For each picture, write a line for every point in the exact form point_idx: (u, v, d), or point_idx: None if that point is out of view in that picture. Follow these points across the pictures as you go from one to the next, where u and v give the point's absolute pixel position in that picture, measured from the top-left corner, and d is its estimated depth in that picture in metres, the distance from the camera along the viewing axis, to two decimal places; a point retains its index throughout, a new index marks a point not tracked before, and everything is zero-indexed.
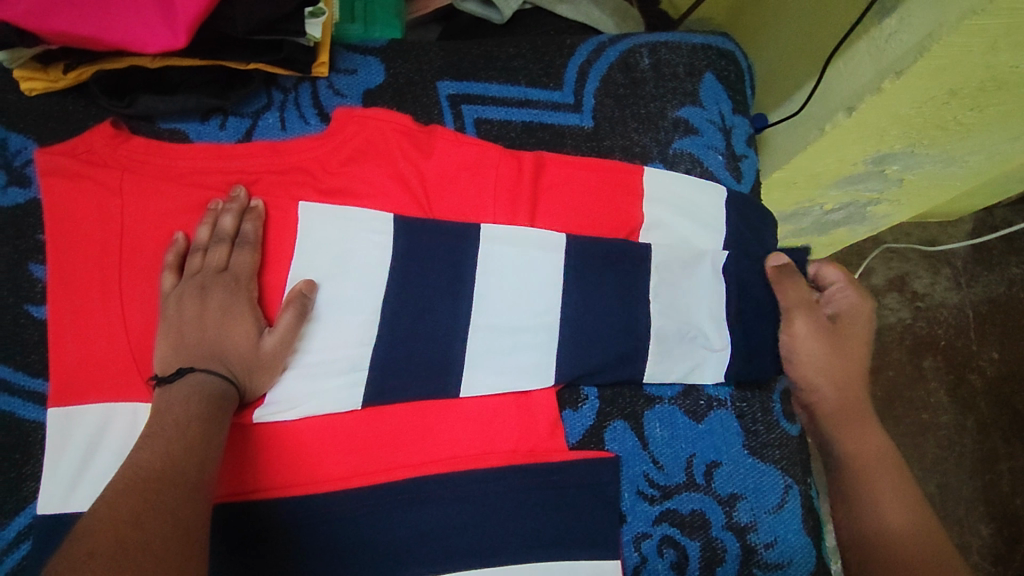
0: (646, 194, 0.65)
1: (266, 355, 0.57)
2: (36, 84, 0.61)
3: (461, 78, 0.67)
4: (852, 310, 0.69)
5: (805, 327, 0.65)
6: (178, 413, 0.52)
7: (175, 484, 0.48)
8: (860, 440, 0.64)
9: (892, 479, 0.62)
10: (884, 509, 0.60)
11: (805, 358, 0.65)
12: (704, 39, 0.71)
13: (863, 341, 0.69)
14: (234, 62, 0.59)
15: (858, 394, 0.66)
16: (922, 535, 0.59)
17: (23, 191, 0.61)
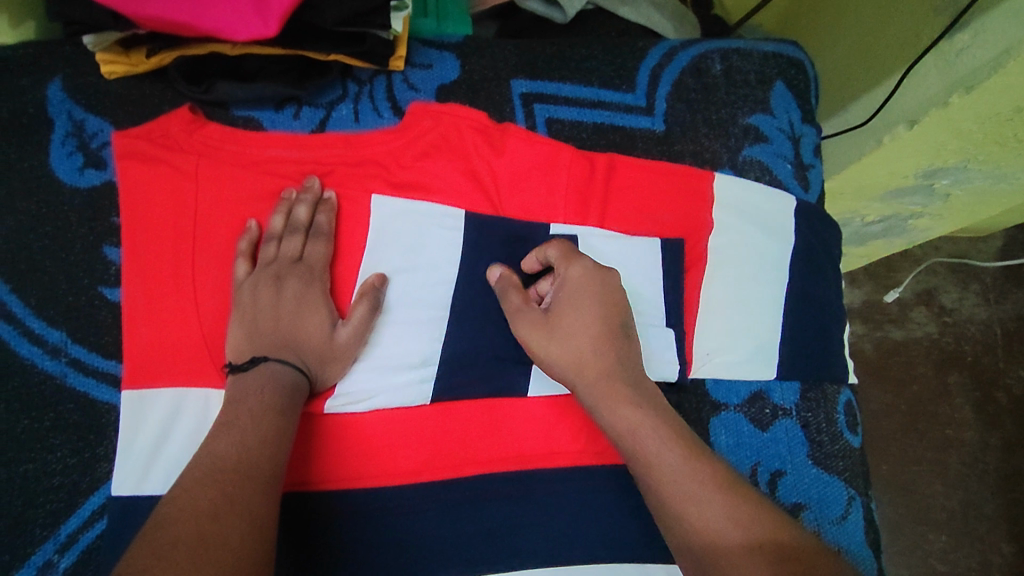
0: (717, 199, 0.65)
1: (339, 347, 0.57)
2: (117, 68, 0.61)
3: (535, 77, 0.67)
4: (573, 280, 0.55)
5: (528, 332, 0.55)
6: (253, 403, 0.52)
7: (249, 480, 0.48)
8: (625, 419, 0.52)
9: (674, 454, 0.50)
10: (671, 497, 0.48)
11: (550, 361, 0.55)
12: (775, 47, 0.71)
13: (601, 306, 0.55)
14: (315, 53, 0.59)
15: (604, 372, 0.53)
16: (732, 509, 0.47)
17: (99, 173, 0.61)
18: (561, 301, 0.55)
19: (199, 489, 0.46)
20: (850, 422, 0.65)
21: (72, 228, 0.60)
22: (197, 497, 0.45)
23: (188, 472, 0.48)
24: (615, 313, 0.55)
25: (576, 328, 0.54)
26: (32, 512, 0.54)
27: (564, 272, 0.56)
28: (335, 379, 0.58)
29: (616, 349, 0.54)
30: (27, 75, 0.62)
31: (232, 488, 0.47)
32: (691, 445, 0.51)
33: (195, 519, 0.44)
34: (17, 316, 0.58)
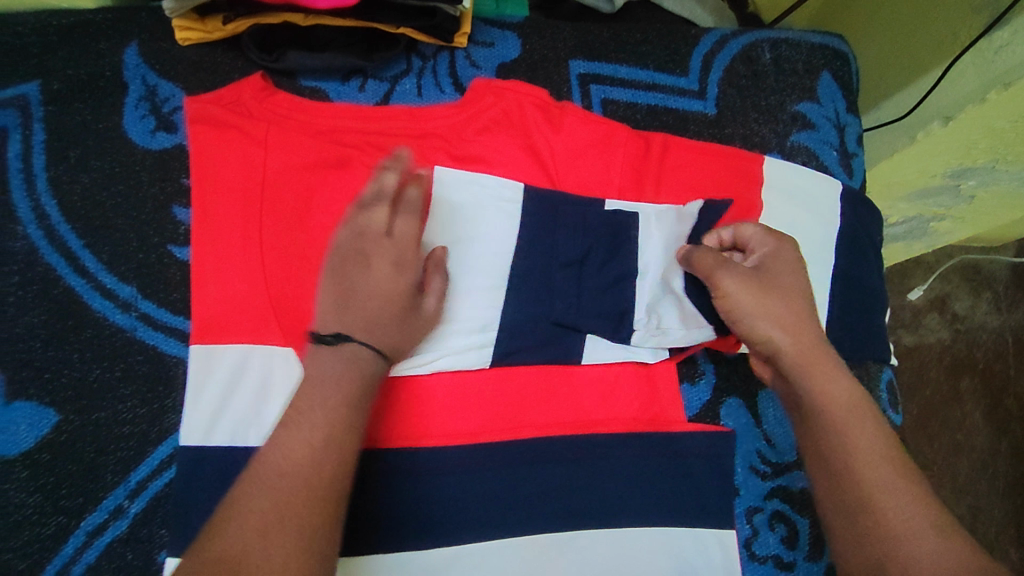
0: (766, 181, 0.68)
1: (422, 319, 0.56)
2: (191, 34, 0.63)
3: (593, 58, 0.69)
4: (778, 262, 0.59)
5: (738, 287, 0.57)
6: (324, 398, 0.49)
7: (312, 491, 0.45)
8: (825, 389, 0.55)
9: (880, 463, 0.52)
10: (864, 469, 0.51)
11: (754, 311, 0.57)
12: (822, 39, 0.74)
13: (806, 294, 0.59)
14: (386, 25, 0.62)
15: (808, 344, 0.57)
16: (931, 513, 0.49)
17: (170, 137, 0.63)
18: (772, 277, 0.58)
19: (259, 500, 0.44)
20: (890, 400, 0.67)
21: (144, 187, 0.62)
22: (256, 511, 0.44)
23: (254, 468, 0.46)
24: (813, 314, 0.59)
25: (786, 301, 0.58)
26: (103, 459, 0.55)
27: (781, 249, 0.60)
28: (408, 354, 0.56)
29: (815, 340, 0.57)
30: (105, 39, 0.63)
31: (299, 503, 0.45)
32: (885, 426, 0.55)
33: (247, 539, 0.42)
34: (89, 270, 0.59)
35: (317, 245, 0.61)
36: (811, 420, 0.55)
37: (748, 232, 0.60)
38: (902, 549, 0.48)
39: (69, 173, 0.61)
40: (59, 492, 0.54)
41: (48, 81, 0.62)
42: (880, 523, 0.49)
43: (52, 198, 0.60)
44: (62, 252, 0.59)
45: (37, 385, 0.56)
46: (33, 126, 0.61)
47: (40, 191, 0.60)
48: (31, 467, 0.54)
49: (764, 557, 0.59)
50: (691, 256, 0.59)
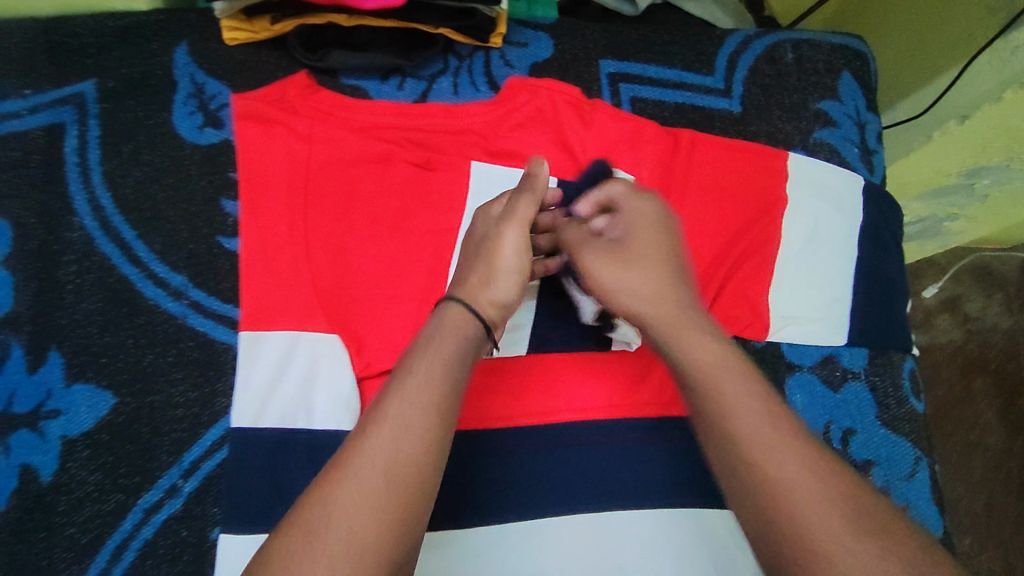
0: (789, 177, 0.70)
1: (500, 240, 0.54)
2: (239, 34, 0.66)
3: (622, 58, 0.72)
4: (638, 219, 0.54)
5: (595, 262, 0.53)
6: (430, 389, 0.45)
7: (401, 483, 0.41)
8: (695, 355, 0.48)
9: (748, 426, 0.43)
10: (741, 438, 0.43)
11: (619, 284, 0.52)
12: (842, 40, 0.76)
13: (670, 248, 0.54)
14: (426, 25, 0.64)
15: (676, 309, 0.50)
16: (820, 483, 0.41)
17: (217, 132, 0.65)
18: (630, 239, 0.54)
19: (342, 497, 0.40)
20: (913, 388, 0.68)
21: (193, 181, 0.64)
22: (342, 509, 0.39)
23: (338, 457, 0.42)
24: (680, 272, 0.53)
25: (645, 265, 0.52)
26: (159, 439, 0.58)
27: (637, 205, 0.56)
28: (515, 285, 0.53)
29: (677, 303, 0.51)
30: (157, 39, 0.66)
31: (388, 487, 0.40)
32: (755, 384, 0.46)
33: (331, 541, 0.38)
34: (142, 259, 0.62)
35: (358, 236, 0.63)
36: (693, 397, 0.47)
37: (614, 190, 0.57)
38: (806, 534, 0.39)
39: (122, 167, 0.64)
40: (119, 471, 0.57)
41: (103, 79, 0.64)
42: (785, 511, 0.40)
43: (106, 190, 0.63)
44: (116, 242, 0.62)
45: (96, 368, 0.59)
46: (89, 123, 0.64)
47: (95, 184, 0.63)
48: (92, 446, 0.57)
49: None
50: (564, 232, 0.57)
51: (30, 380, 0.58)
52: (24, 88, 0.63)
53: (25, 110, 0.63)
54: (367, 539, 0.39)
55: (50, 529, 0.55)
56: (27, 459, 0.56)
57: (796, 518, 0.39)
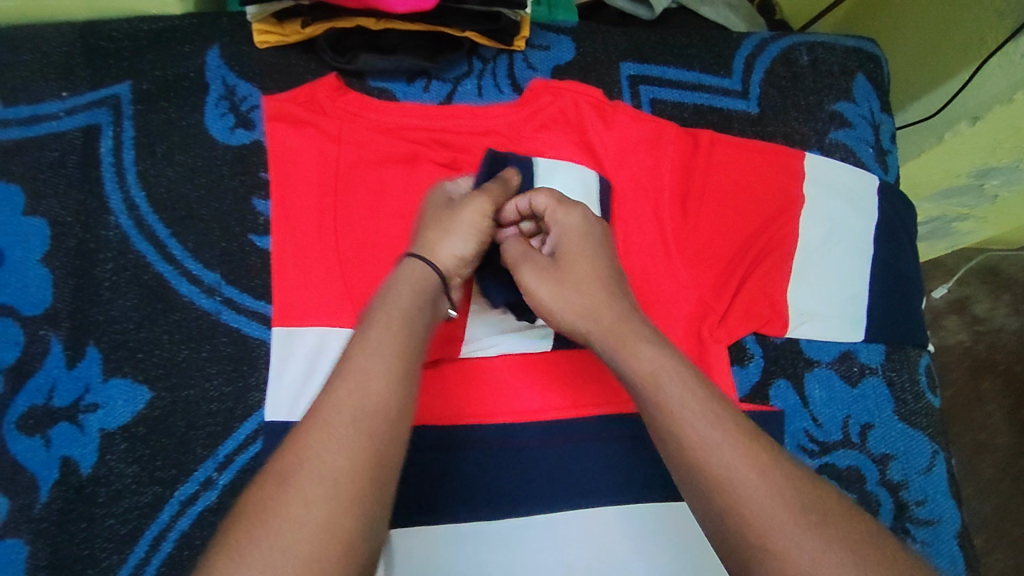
0: (807, 177, 0.71)
1: (466, 205, 0.56)
2: (270, 37, 0.67)
3: (642, 61, 0.73)
4: (573, 229, 0.56)
5: (536, 281, 0.55)
6: (391, 339, 0.45)
7: (372, 419, 0.42)
8: (640, 363, 0.48)
9: (694, 421, 0.44)
10: (691, 438, 0.44)
11: (557, 301, 0.53)
12: (856, 43, 0.77)
13: (604, 259, 0.55)
14: (453, 29, 0.66)
15: (616, 320, 0.51)
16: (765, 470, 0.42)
17: (248, 133, 0.67)
18: (565, 252, 0.55)
19: (316, 445, 0.40)
20: (929, 383, 0.69)
21: (225, 180, 0.66)
22: (316, 456, 0.40)
23: (307, 412, 0.42)
24: (616, 277, 0.55)
25: (583, 279, 0.53)
26: (194, 432, 0.59)
27: (565, 219, 0.56)
28: (470, 248, 0.55)
29: (618, 309, 0.52)
30: (189, 43, 0.67)
31: (360, 428, 0.41)
32: (700, 381, 0.47)
33: (309, 487, 0.39)
34: (176, 257, 0.64)
35: (386, 234, 0.65)
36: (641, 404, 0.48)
37: (540, 203, 0.57)
38: (760, 527, 0.40)
39: (156, 167, 0.65)
40: (156, 463, 0.58)
41: (137, 82, 0.66)
42: (729, 504, 0.41)
43: (140, 190, 0.65)
44: (151, 240, 0.64)
45: (132, 363, 0.61)
46: (124, 123, 0.66)
47: (130, 184, 0.65)
48: (129, 440, 0.59)
49: None
50: (506, 249, 0.58)
51: (69, 375, 0.60)
52: (60, 90, 0.65)
53: (62, 112, 0.65)
54: (344, 481, 0.39)
55: (91, 519, 0.56)
56: (67, 451, 0.58)
57: (744, 513, 0.40)
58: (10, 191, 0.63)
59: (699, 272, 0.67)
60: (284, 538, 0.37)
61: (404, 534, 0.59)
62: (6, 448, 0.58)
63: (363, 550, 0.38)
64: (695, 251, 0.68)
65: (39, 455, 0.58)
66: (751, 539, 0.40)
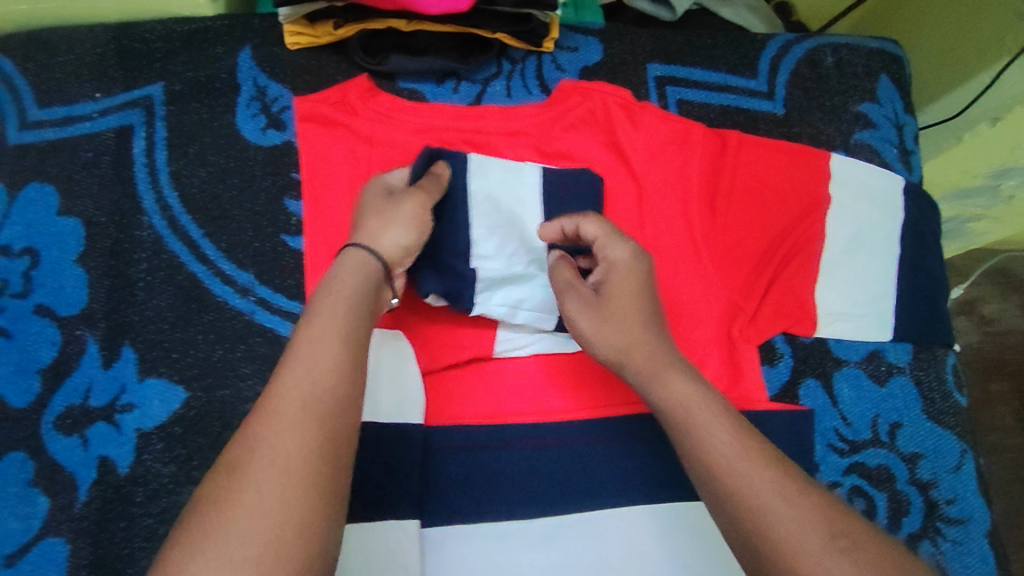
0: (833, 177, 0.71)
1: (404, 202, 0.56)
2: (301, 39, 0.68)
3: (669, 62, 0.74)
4: (621, 265, 0.57)
5: (577, 310, 0.57)
6: (337, 325, 0.46)
7: (318, 406, 0.42)
8: (674, 397, 0.51)
9: (723, 447, 0.47)
10: (719, 467, 0.46)
11: (598, 334, 0.56)
12: (880, 44, 0.78)
13: (649, 296, 0.57)
14: (484, 30, 0.66)
15: (653, 355, 0.54)
16: (792, 496, 0.44)
17: (280, 134, 0.67)
18: (609, 287, 0.57)
19: (266, 433, 0.40)
20: (955, 382, 0.70)
21: (257, 181, 0.66)
22: (267, 443, 0.40)
23: (258, 401, 0.43)
24: (656, 314, 0.57)
25: (625, 316, 0.55)
26: (231, 432, 0.60)
27: (615, 250, 0.58)
28: (414, 237, 0.55)
29: (655, 344, 0.55)
30: (220, 44, 0.68)
31: (308, 414, 0.41)
32: (728, 411, 0.50)
33: (260, 474, 0.39)
34: (209, 257, 0.64)
35: None
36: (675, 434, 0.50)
37: (591, 232, 0.59)
38: (785, 551, 0.41)
39: (188, 167, 0.66)
40: (192, 463, 0.59)
41: (170, 83, 0.67)
42: (759, 529, 0.43)
43: (174, 190, 0.65)
44: (185, 241, 0.64)
45: (167, 363, 0.61)
46: (156, 124, 0.66)
47: (163, 184, 0.65)
48: (166, 439, 0.59)
49: None
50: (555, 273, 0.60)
51: (106, 374, 0.60)
52: (94, 92, 0.66)
53: (96, 113, 0.66)
54: (296, 465, 0.39)
55: (130, 519, 0.57)
56: (104, 450, 0.58)
57: (770, 537, 0.42)
58: (46, 192, 0.64)
59: (729, 271, 0.68)
60: (235, 525, 0.37)
61: (437, 533, 0.59)
62: (43, 448, 0.58)
63: (318, 532, 0.39)
64: (725, 251, 0.68)
65: (77, 454, 0.58)
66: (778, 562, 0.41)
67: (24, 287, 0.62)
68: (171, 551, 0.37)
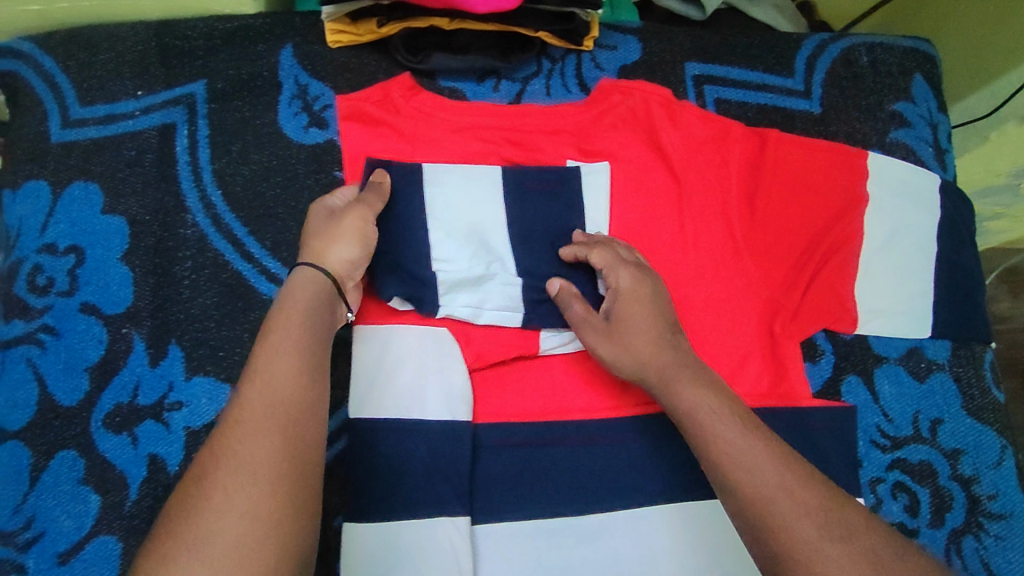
0: (871, 174, 0.71)
1: (347, 215, 0.57)
2: (343, 37, 0.68)
3: (706, 61, 0.74)
4: (627, 287, 0.59)
5: (595, 338, 0.58)
6: (294, 335, 0.48)
7: (282, 412, 0.45)
8: (691, 401, 0.54)
9: (733, 441, 0.51)
10: (730, 463, 0.50)
11: (617, 358, 0.57)
12: (913, 44, 0.78)
13: (661, 313, 0.59)
14: (527, 28, 0.67)
15: (673, 366, 0.56)
16: (793, 489, 0.47)
17: (322, 132, 0.67)
18: (620, 309, 0.59)
19: (231, 442, 0.43)
20: (993, 378, 0.70)
21: (299, 179, 0.66)
22: (234, 450, 0.42)
23: (224, 413, 0.45)
24: (670, 327, 0.59)
25: (640, 337, 0.57)
26: None
27: (620, 278, 0.60)
28: (359, 250, 0.56)
29: (673, 351, 0.57)
30: (262, 42, 0.68)
31: (273, 420, 0.44)
32: (740, 409, 0.54)
33: (228, 480, 0.41)
34: (254, 256, 0.64)
35: None
36: (692, 438, 0.53)
37: (599, 261, 0.61)
38: (794, 543, 0.45)
39: (231, 165, 0.66)
40: None
41: (212, 81, 0.66)
42: (768, 523, 0.46)
43: (217, 188, 0.65)
44: (229, 239, 0.64)
45: (214, 362, 0.61)
46: (198, 122, 0.66)
47: (206, 182, 0.65)
48: None
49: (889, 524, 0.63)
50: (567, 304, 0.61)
51: (153, 373, 0.60)
52: (136, 89, 0.66)
53: (138, 111, 0.65)
54: (261, 469, 0.42)
55: None
56: (154, 449, 0.58)
57: (778, 530, 0.46)
58: (89, 190, 0.63)
59: (768, 270, 0.68)
60: (211, 530, 0.39)
61: (487, 531, 0.59)
62: (93, 446, 0.58)
63: (292, 528, 0.41)
64: (763, 250, 0.69)
65: (126, 452, 0.58)
66: (786, 553, 0.45)
67: (70, 285, 0.62)
68: (146, 558, 0.39)
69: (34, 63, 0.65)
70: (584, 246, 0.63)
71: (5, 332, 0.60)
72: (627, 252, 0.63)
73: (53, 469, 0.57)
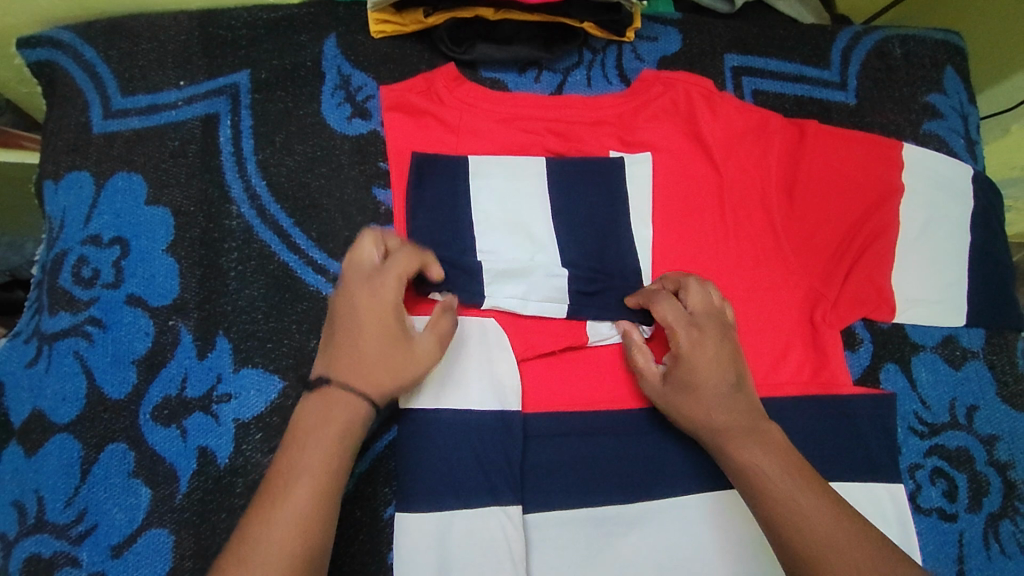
0: (906, 166, 0.72)
1: (416, 360, 0.55)
2: (388, 27, 0.67)
3: (745, 52, 0.75)
4: (687, 349, 0.58)
5: (654, 390, 0.60)
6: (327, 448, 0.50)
7: (304, 530, 0.46)
8: (748, 461, 0.54)
9: (787, 501, 0.51)
10: (783, 525, 0.50)
11: (676, 414, 0.58)
12: (945, 36, 0.79)
13: (725, 370, 0.58)
14: (574, 20, 0.67)
15: (733, 424, 0.56)
16: (845, 554, 0.48)
17: (365, 123, 0.67)
18: (680, 370, 0.58)
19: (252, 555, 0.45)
20: None
21: (344, 170, 0.66)
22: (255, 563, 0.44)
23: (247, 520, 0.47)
24: (733, 381, 0.58)
25: (700, 398, 0.57)
26: None
27: (679, 339, 0.59)
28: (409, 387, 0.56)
29: (731, 406, 0.57)
30: (305, 32, 0.67)
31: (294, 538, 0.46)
32: (795, 465, 0.53)
33: None
34: (300, 247, 0.64)
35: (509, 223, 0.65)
36: (747, 495, 0.53)
37: (662, 316, 0.60)
38: None
39: (275, 156, 0.65)
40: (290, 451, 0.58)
41: (256, 71, 0.66)
42: None
43: (261, 178, 0.64)
44: (275, 230, 0.63)
45: (262, 353, 0.60)
46: (242, 113, 0.65)
47: (250, 173, 0.64)
48: (265, 429, 0.59)
49: (929, 509, 0.64)
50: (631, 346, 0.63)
51: (201, 365, 0.60)
52: (179, 79, 0.65)
53: (180, 101, 0.65)
54: None
55: (230, 510, 0.56)
56: (203, 441, 0.58)
57: None
58: (133, 181, 0.63)
59: (807, 259, 0.69)
60: None
61: (539, 520, 0.59)
62: (143, 439, 0.58)
63: None
64: (803, 241, 0.69)
65: (176, 445, 0.58)
66: None
67: (115, 277, 0.61)
68: None
69: (74, 53, 0.64)
70: (650, 296, 0.62)
71: (51, 325, 0.60)
72: (698, 301, 0.60)
73: (103, 462, 0.57)
